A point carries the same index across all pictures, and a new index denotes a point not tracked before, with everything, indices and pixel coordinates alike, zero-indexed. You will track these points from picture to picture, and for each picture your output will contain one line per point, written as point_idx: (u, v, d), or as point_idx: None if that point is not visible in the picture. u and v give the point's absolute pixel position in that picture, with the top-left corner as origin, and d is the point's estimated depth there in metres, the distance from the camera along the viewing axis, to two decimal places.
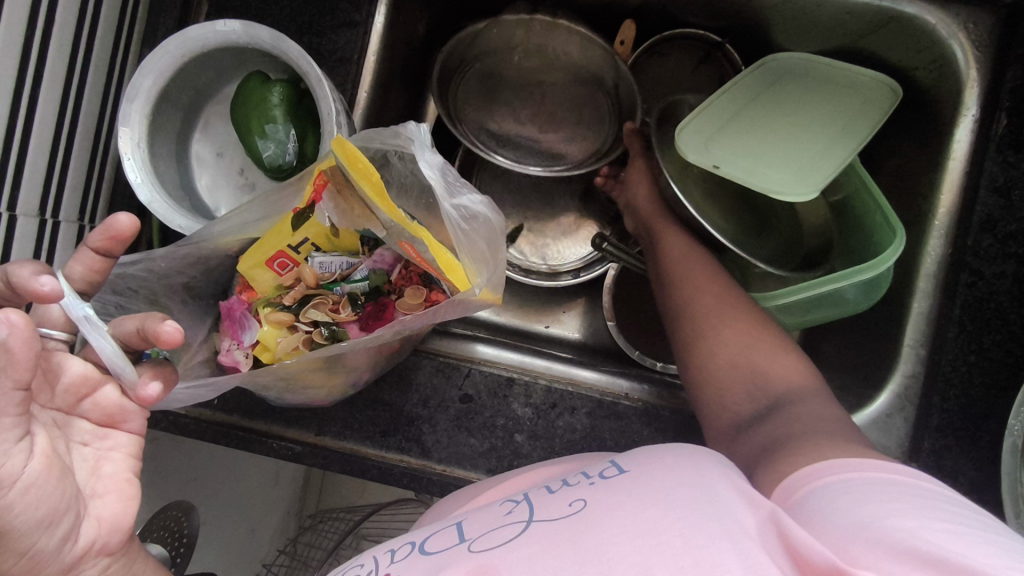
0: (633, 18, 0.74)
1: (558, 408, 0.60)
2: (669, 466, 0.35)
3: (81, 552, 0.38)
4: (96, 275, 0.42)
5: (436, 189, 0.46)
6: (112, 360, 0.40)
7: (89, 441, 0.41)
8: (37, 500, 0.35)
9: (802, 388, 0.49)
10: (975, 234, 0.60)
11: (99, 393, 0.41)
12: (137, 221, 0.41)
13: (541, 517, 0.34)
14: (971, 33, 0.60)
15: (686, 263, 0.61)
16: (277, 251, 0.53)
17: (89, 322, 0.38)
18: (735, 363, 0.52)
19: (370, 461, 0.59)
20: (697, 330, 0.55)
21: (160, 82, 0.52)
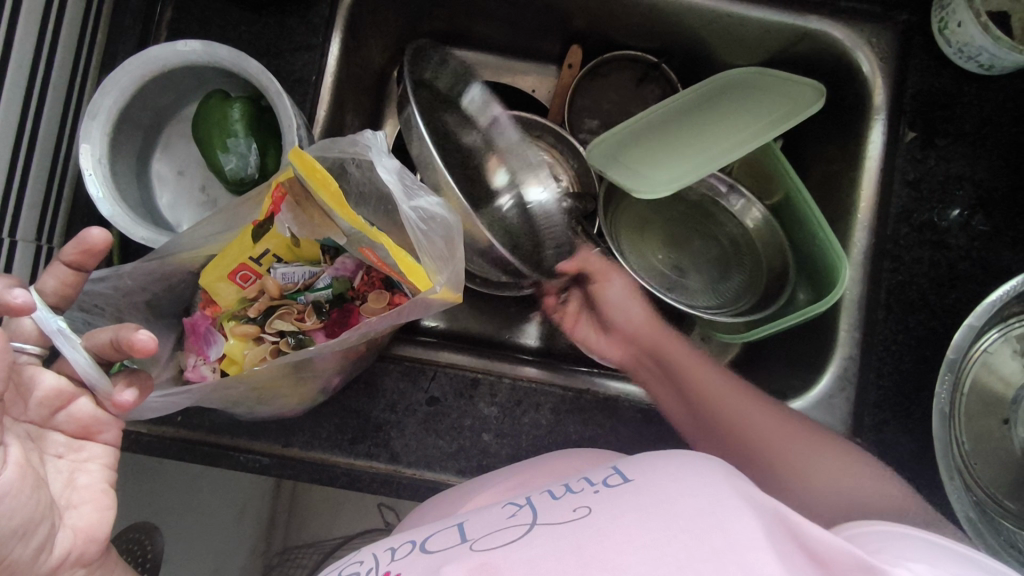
0: (578, 43, 0.80)
1: (522, 406, 0.62)
2: (665, 471, 0.38)
3: (57, 563, 0.37)
4: (69, 289, 0.43)
5: (394, 192, 0.48)
6: (85, 371, 0.40)
7: (64, 453, 0.40)
8: (14, 508, 0.35)
9: (884, 495, 0.47)
10: (893, 224, 0.66)
11: (74, 405, 0.40)
12: (109, 233, 0.41)
13: (544, 520, 0.37)
14: (876, 46, 0.67)
15: (726, 401, 0.57)
16: (239, 264, 0.53)
17: (61, 334, 0.39)
18: (836, 500, 0.48)
19: (339, 469, 0.60)
20: (783, 473, 0.51)
21: (121, 102, 0.53)
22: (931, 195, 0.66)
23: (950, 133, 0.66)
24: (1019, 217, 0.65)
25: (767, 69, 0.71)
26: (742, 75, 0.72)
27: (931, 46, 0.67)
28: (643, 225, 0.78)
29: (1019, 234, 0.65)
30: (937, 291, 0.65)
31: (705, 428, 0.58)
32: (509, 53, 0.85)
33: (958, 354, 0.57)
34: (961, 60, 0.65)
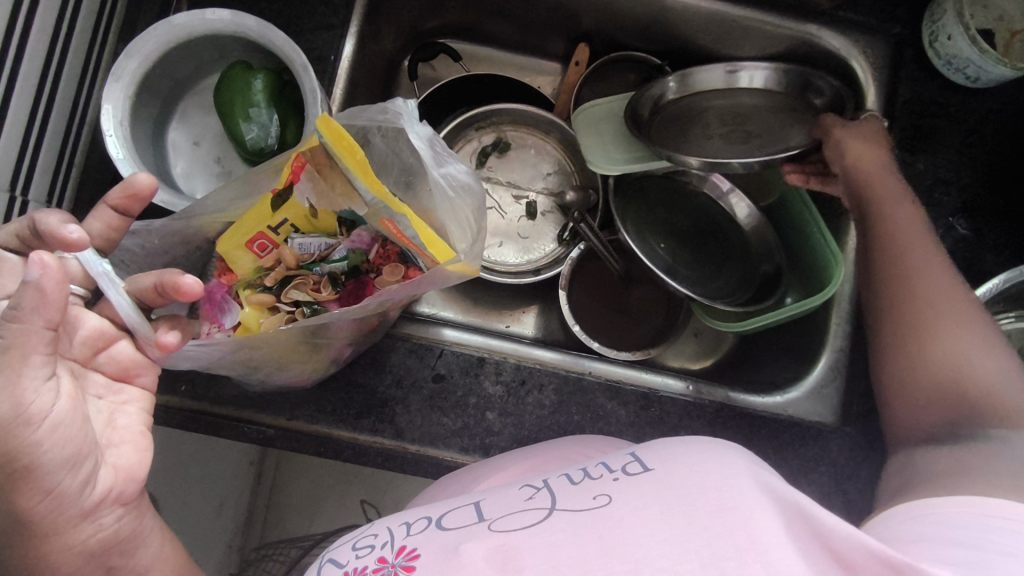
0: (585, 42, 0.82)
1: (527, 385, 0.63)
2: (687, 455, 0.40)
3: (99, 499, 0.38)
4: (114, 232, 0.44)
5: (426, 161, 0.46)
6: (127, 316, 0.41)
7: (103, 395, 0.41)
8: (65, 437, 0.35)
9: (998, 386, 0.48)
10: None
11: (114, 347, 0.42)
12: (155, 179, 0.43)
13: (563, 506, 0.38)
14: (870, 56, 0.71)
15: (902, 252, 0.56)
16: (257, 232, 0.50)
17: (107, 276, 0.41)
18: (953, 372, 0.49)
19: (344, 442, 0.60)
20: (904, 329, 0.53)
21: (145, 65, 0.54)
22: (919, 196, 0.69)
23: (938, 140, 0.70)
24: (1000, 221, 0.69)
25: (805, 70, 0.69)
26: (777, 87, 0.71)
27: (921, 58, 0.71)
28: (646, 216, 0.81)
29: (999, 237, 0.69)
30: None
31: (869, 269, 0.58)
32: (516, 49, 0.87)
33: None
34: (950, 72, 0.69)
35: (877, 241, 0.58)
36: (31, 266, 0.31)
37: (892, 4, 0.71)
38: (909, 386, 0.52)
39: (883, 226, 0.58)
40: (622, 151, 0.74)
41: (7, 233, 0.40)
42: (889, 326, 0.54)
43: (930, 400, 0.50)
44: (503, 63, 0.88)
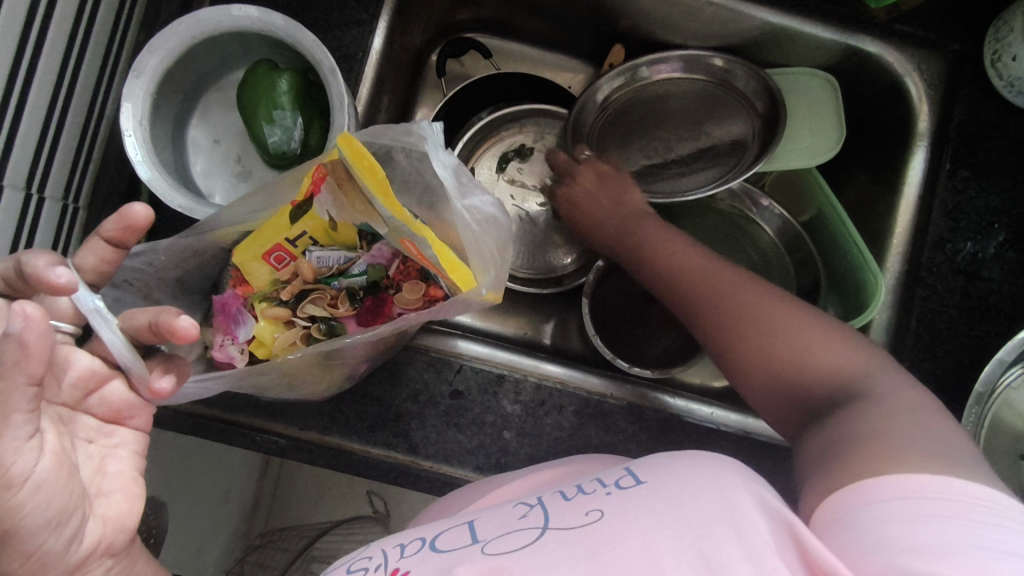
0: (622, 43, 0.79)
1: (546, 406, 0.61)
2: (688, 480, 0.35)
3: (84, 556, 0.35)
4: (106, 267, 0.38)
5: (449, 191, 0.43)
6: (121, 355, 0.36)
7: (94, 438, 0.38)
8: (48, 498, 0.33)
9: (845, 365, 0.44)
10: (929, 252, 0.65)
11: (107, 388, 0.39)
12: (152, 211, 0.36)
13: (556, 525, 0.35)
14: (926, 73, 0.67)
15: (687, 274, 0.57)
16: (274, 244, 0.48)
17: (98, 314, 0.34)
18: (789, 369, 0.45)
19: (357, 456, 0.59)
20: (720, 341, 0.50)
21: (167, 62, 0.51)
22: (969, 224, 0.65)
23: (993, 165, 0.66)
24: None
25: (810, 70, 0.71)
26: (787, 79, 0.72)
27: (981, 77, 0.66)
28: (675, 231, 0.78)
29: None
30: (967, 323, 0.64)
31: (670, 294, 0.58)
32: (549, 47, 0.83)
33: (987, 388, 0.57)
34: (1012, 95, 0.64)
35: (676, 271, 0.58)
36: (12, 316, 0.30)
37: (953, 17, 0.67)
38: (743, 368, 0.48)
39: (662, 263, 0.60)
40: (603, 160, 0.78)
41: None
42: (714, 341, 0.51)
43: (767, 383, 0.47)
44: (534, 60, 0.84)
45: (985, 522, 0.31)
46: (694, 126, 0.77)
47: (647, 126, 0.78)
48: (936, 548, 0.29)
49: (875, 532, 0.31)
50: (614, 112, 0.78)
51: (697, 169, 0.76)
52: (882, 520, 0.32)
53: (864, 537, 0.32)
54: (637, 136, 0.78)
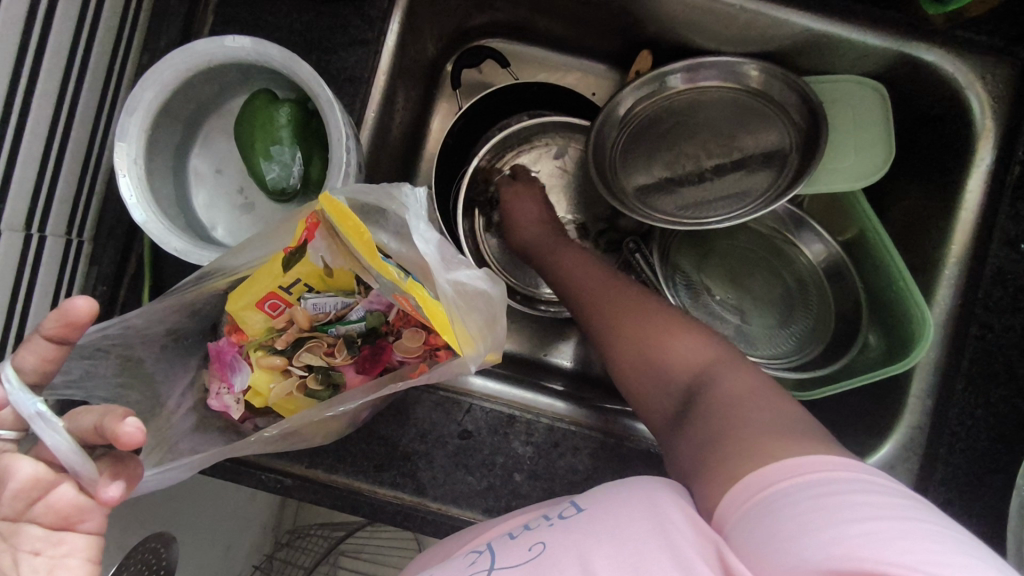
0: (649, 50, 0.73)
1: (559, 448, 0.58)
2: (624, 501, 0.35)
3: None
4: (50, 365, 0.34)
5: (434, 267, 0.39)
6: (69, 458, 0.32)
7: (41, 550, 0.32)
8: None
9: (692, 353, 0.47)
10: (985, 286, 0.59)
11: (54, 493, 0.33)
12: (95, 304, 0.33)
13: (501, 565, 0.36)
14: (990, 84, 0.60)
15: (576, 277, 0.61)
16: (269, 292, 0.45)
17: (41, 416, 0.31)
18: (646, 357, 0.49)
19: (363, 497, 0.57)
20: (599, 333, 0.54)
21: (162, 96, 0.49)
22: None
23: None
24: None
25: (854, 78, 0.64)
26: (831, 87, 0.66)
27: None
28: (705, 252, 0.73)
29: None
30: None
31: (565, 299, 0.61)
32: (572, 51, 0.78)
33: None
34: None
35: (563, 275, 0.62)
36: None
37: None
38: (616, 360, 0.51)
39: (560, 276, 0.62)
40: (625, 176, 0.73)
41: None
42: (595, 336, 0.54)
43: (637, 381, 0.49)
44: (555, 66, 0.80)
45: (864, 478, 0.32)
46: (725, 139, 0.72)
47: (671, 139, 0.73)
48: (832, 512, 0.30)
49: (777, 520, 0.31)
50: (635, 122, 0.73)
51: (727, 187, 0.71)
52: (782, 504, 0.32)
53: (768, 523, 0.31)
54: (661, 149, 0.73)
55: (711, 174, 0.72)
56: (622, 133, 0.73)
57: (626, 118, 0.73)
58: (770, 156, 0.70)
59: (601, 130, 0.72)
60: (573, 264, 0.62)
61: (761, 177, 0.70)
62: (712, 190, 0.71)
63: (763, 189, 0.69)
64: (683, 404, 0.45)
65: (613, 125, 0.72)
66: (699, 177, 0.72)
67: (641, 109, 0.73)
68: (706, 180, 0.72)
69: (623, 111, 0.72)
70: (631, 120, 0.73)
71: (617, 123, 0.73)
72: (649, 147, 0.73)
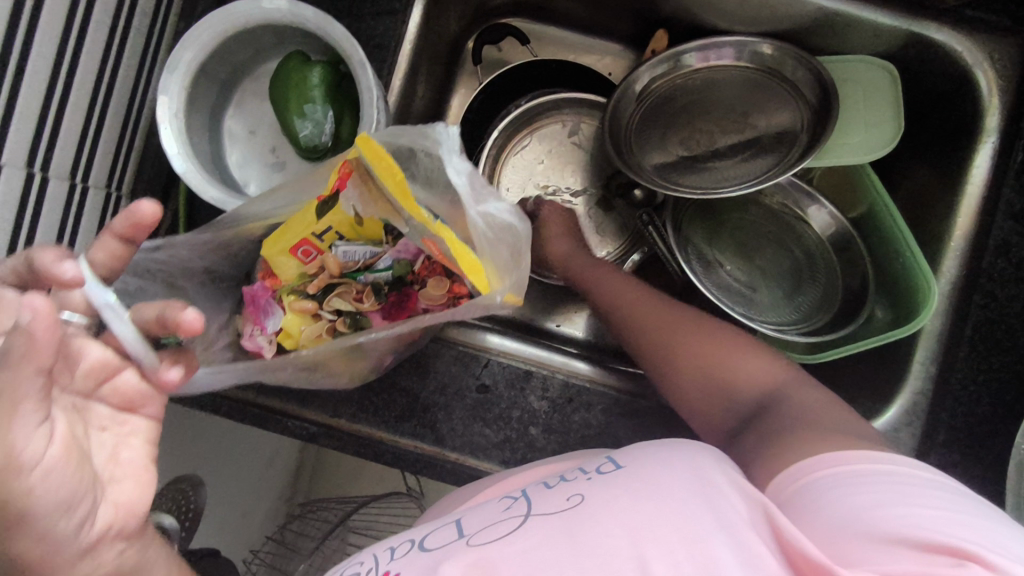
0: (664, 29, 0.76)
1: (573, 403, 0.60)
2: (666, 464, 0.35)
3: (96, 540, 0.32)
4: (119, 263, 0.37)
5: (465, 199, 0.40)
6: (132, 346, 0.35)
7: (107, 427, 0.35)
8: (60, 484, 0.30)
9: (754, 373, 0.50)
10: (990, 257, 0.61)
11: (119, 378, 0.36)
12: (159, 208, 0.35)
13: (539, 511, 0.35)
14: (997, 62, 0.62)
15: (619, 295, 0.60)
16: (302, 239, 0.48)
17: (111, 309, 0.34)
18: (712, 379, 0.51)
19: (385, 445, 0.59)
20: (657, 352, 0.54)
21: (201, 55, 0.52)
22: None
23: None
24: None
25: (862, 58, 0.67)
26: (841, 68, 0.68)
27: None
28: (717, 226, 0.76)
29: None
30: None
31: (608, 320, 0.60)
32: (589, 32, 0.81)
33: None
34: None
35: (603, 298, 0.61)
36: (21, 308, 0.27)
37: None
38: (677, 380, 0.53)
39: (600, 297, 0.62)
40: (640, 151, 0.75)
41: (7, 267, 0.34)
42: (651, 358, 0.55)
43: (707, 398, 0.51)
44: (572, 46, 0.82)
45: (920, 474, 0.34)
46: (736, 117, 0.74)
47: (685, 117, 0.75)
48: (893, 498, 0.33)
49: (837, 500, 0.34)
50: (650, 101, 0.75)
51: (738, 163, 0.73)
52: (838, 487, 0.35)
53: (830, 497, 0.35)
54: (676, 126, 0.75)
55: (723, 151, 0.74)
56: (637, 111, 0.75)
57: (641, 97, 0.75)
58: (780, 132, 0.72)
59: (617, 107, 0.74)
60: (616, 283, 0.62)
61: (771, 153, 0.72)
62: (723, 166, 0.74)
63: (773, 163, 0.71)
64: (759, 418, 0.47)
65: (628, 103, 0.74)
66: (711, 154, 0.74)
67: (656, 91, 0.75)
68: (718, 157, 0.74)
69: (638, 89, 0.74)
70: (646, 97, 0.75)
71: (632, 99, 0.75)
72: (664, 125, 0.75)
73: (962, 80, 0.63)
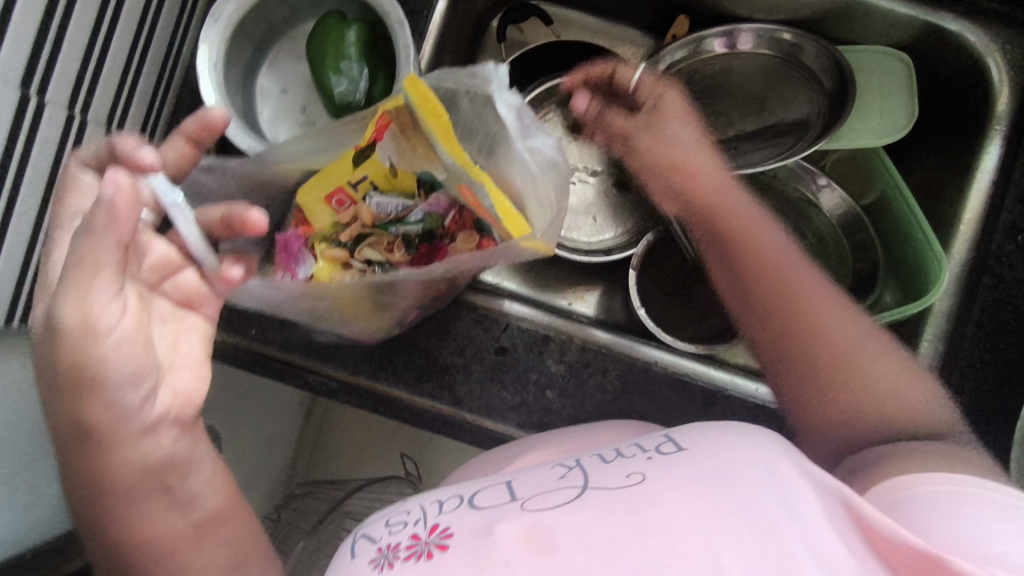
0: (686, 15, 0.77)
1: (590, 369, 0.62)
2: (735, 452, 0.39)
3: (156, 418, 0.37)
4: (185, 163, 0.44)
5: (512, 131, 0.43)
6: (196, 245, 0.42)
7: (169, 318, 0.40)
8: (130, 355, 0.35)
9: (926, 409, 0.48)
10: (998, 240, 0.63)
11: (181, 276, 0.42)
12: (228, 116, 0.42)
13: (597, 484, 0.38)
14: (1010, 53, 0.64)
15: (778, 283, 0.53)
16: (337, 187, 0.50)
17: (179, 208, 0.40)
18: (869, 406, 0.48)
19: (404, 403, 0.61)
20: (824, 365, 0.50)
21: (242, 8, 0.53)
22: None
23: None
24: None
25: (877, 48, 0.69)
26: (856, 57, 0.70)
27: None
28: None
29: None
30: None
31: (752, 309, 0.54)
32: (611, 16, 0.82)
33: None
34: None
35: (758, 284, 0.53)
36: (105, 183, 0.32)
37: None
38: (815, 398, 0.50)
39: (756, 279, 0.54)
40: None
41: (89, 151, 0.40)
42: (797, 361, 0.51)
43: (833, 408, 0.49)
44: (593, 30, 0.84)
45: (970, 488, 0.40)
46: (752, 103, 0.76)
47: (702, 101, 0.77)
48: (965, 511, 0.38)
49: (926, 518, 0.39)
50: None
51: (752, 149, 0.75)
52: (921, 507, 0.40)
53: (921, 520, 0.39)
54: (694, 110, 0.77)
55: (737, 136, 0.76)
56: None
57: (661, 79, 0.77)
58: (795, 119, 0.74)
59: None
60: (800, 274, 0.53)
61: (785, 140, 0.74)
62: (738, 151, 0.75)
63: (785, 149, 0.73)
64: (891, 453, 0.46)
65: None
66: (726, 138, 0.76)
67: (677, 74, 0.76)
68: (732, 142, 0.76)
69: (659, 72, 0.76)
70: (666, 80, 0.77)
71: None
72: None
73: (975, 70, 0.65)
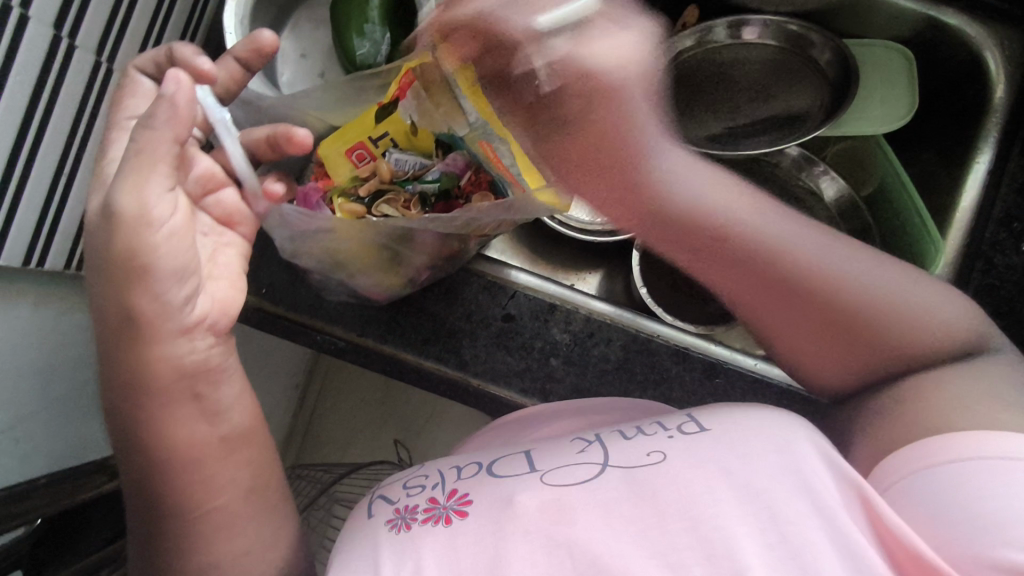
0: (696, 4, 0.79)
1: (594, 338, 0.63)
2: (753, 433, 0.39)
3: (197, 321, 0.38)
4: (235, 86, 0.45)
5: None
6: (238, 163, 0.43)
7: (210, 232, 0.42)
8: (179, 250, 0.36)
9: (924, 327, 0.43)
10: (992, 227, 0.65)
11: (221, 193, 0.43)
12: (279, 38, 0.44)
13: (617, 463, 0.40)
14: (1007, 48, 0.67)
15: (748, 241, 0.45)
16: (358, 142, 0.52)
17: (225, 123, 0.42)
18: (878, 351, 0.44)
19: (410, 365, 0.61)
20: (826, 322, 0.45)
21: None
22: None
23: None
24: None
25: (878, 41, 0.71)
26: (860, 50, 0.72)
27: None
28: None
29: None
30: None
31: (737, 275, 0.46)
32: None
33: None
34: None
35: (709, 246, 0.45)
36: (167, 80, 0.34)
37: None
38: (844, 355, 0.45)
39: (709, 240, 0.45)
40: None
41: (146, 59, 0.42)
42: (820, 324, 0.45)
43: (868, 355, 0.44)
44: None
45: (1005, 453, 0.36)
46: (757, 91, 0.78)
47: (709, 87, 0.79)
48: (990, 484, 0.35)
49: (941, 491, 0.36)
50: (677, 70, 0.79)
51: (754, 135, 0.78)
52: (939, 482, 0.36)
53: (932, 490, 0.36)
54: (700, 95, 0.79)
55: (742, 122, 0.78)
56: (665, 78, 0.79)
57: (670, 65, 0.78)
58: (797, 108, 0.76)
59: None
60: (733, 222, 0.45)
61: (787, 128, 0.77)
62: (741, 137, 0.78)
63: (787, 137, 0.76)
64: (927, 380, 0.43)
65: None
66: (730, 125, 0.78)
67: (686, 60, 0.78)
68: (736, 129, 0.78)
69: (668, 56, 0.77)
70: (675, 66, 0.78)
71: None
72: (689, 94, 0.79)
73: (974, 63, 0.68)
